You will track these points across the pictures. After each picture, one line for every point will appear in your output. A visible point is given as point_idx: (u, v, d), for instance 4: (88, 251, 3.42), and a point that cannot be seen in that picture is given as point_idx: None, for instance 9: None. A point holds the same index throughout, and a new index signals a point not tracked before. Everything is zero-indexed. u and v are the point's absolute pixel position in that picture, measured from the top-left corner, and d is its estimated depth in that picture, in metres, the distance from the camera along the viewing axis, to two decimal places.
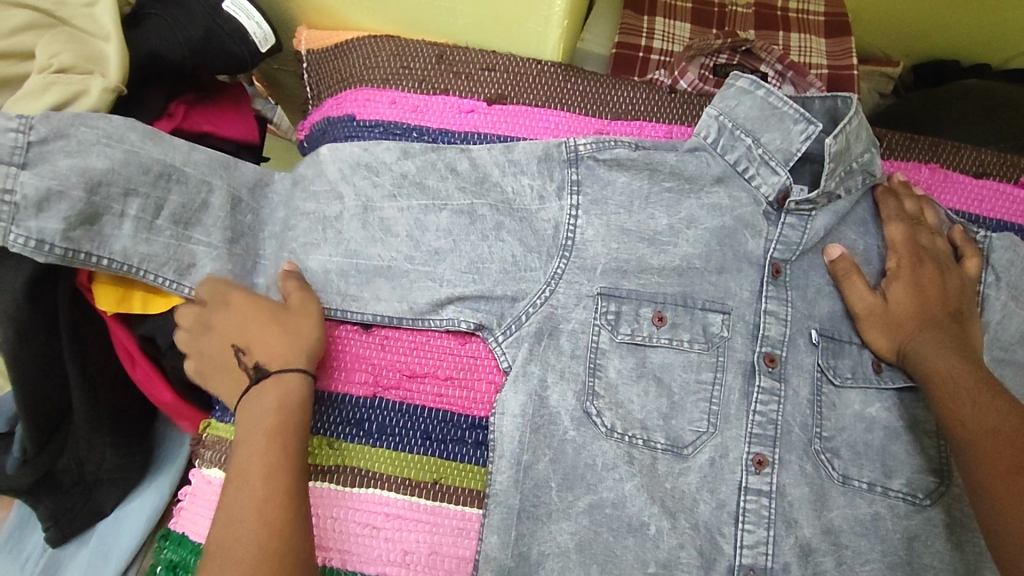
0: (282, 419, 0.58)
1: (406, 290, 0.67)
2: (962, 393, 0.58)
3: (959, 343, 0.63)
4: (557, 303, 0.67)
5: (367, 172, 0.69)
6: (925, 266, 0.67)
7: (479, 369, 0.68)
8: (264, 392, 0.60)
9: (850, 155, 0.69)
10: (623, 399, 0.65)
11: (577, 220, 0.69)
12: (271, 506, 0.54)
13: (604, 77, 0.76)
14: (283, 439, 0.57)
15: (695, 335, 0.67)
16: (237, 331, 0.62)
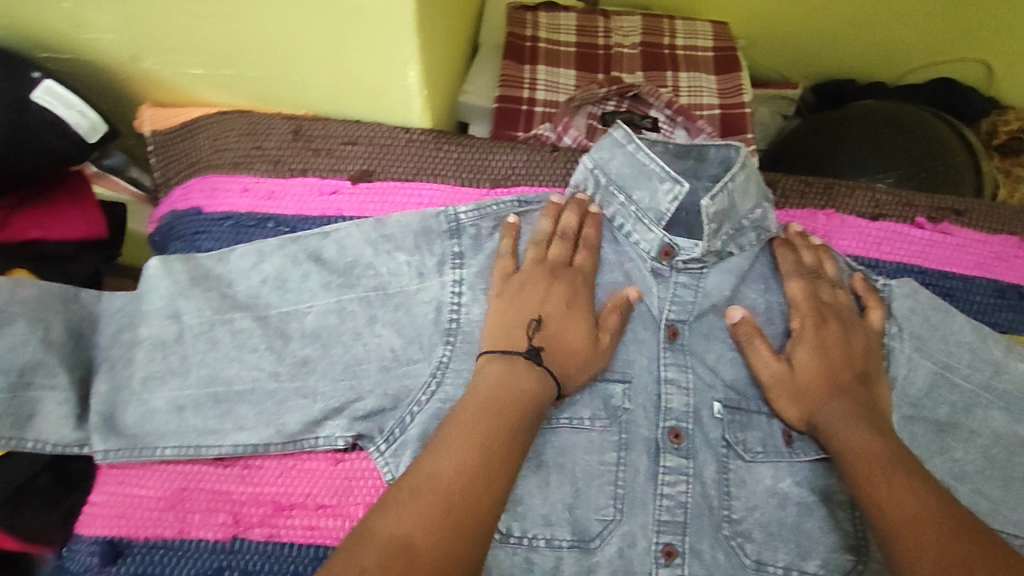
0: (501, 423, 0.51)
1: (275, 414, 0.59)
2: (875, 472, 0.53)
3: (870, 414, 0.59)
4: (445, 396, 0.61)
5: (216, 284, 0.61)
6: (829, 326, 0.63)
7: (355, 492, 0.59)
8: (498, 371, 0.55)
9: (740, 212, 0.65)
10: (520, 496, 0.60)
11: (460, 298, 0.64)
12: (455, 495, 0.45)
13: (480, 141, 0.69)
14: (485, 461, 0.48)
15: (596, 412, 0.62)
16: (537, 304, 0.60)
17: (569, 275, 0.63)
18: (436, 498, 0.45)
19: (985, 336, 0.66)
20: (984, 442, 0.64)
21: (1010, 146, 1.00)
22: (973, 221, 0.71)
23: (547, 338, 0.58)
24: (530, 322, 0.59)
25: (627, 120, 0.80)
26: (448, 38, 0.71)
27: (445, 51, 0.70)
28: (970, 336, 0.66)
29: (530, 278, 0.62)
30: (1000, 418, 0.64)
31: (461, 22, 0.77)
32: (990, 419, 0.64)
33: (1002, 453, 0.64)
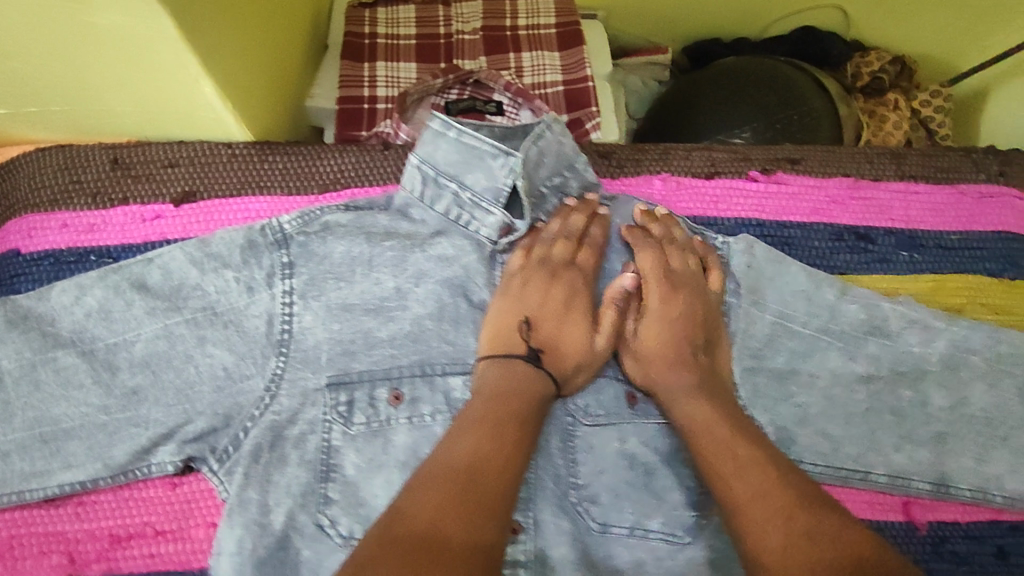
0: (510, 410, 0.54)
1: (105, 446, 0.59)
2: (727, 448, 0.53)
3: (712, 387, 0.60)
4: (280, 409, 0.61)
5: (39, 326, 0.60)
6: (677, 295, 0.64)
7: (193, 516, 0.60)
8: (494, 371, 0.58)
9: (537, 180, 0.65)
10: (365, 498, 0.61)
11: (292, 308, 0.63)
12: (475, 470, 0.48)
13: (306, 148, 0.69)
14: (502, 442, 0.51)
15: (437, 405, 0.63)
16: (537, 305, 0.61)
17: (569, 276, 0.63)
18: (463, 476, 0.48)
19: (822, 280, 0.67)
20: (825, 383, 0.65)
21: (875, 86, 1.02)
22: (809, 167, 0.71)
23: (545, 342, 0.60)
24: (523, 322, 0.61)
25: (471, 107, 0.78)
26: (262, 38, 0.67)
27: (258, 57, 0.66)
28: (805, 284, 0.66)
29: (533, 275, 0.63)
30: (840, 360, 0.66)
31: (286, 23, 0.74)
32: (828, 363, 0.65)
33: (844, 392, 0.65)
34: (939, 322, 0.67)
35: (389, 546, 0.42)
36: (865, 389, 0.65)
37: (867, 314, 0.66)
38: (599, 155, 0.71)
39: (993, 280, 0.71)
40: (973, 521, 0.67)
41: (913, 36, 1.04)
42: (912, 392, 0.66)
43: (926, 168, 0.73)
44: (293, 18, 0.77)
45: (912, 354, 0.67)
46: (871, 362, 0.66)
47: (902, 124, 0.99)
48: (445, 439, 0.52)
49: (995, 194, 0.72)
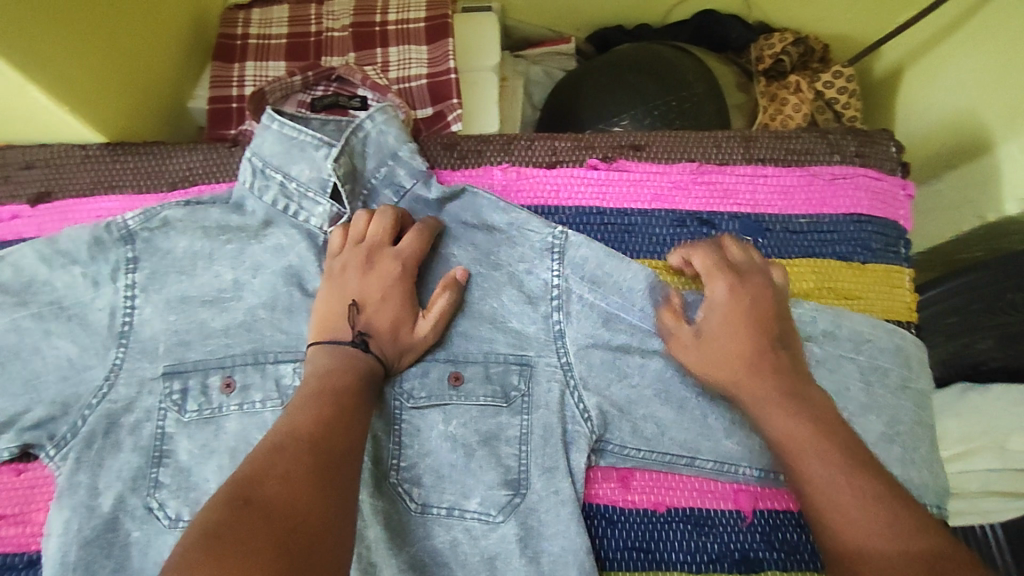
0: (346, 381, 0.56)
1: None
2: (811, 451, 0.52)
3: (805, 396, 0.56)
4: (117, 398, 0.64)
5: None
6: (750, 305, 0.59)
7: (34, 500, 0.64)
8: (321, 358, 0.58)
9: (365, 173, 0.68)
10: (196, 482, 0.64)
11: (134, 302, 0.66)
12: (324, 441, 0.50)
13: (157, 147, 0.72)
14: (347, 415, 0.53)
15: (268, 393, 0.66)
16: (356, 286, 0.62)
17: (386, 258, 0.63)
18: (314, 449, 0.49)
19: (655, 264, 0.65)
20: (660, 365, 0.64)
21: (778, 69, 0.99)
22: (651, 153, 0.71)
23: (367, 325, 0.60)
24: (349, 306, 0.61)
25: (333, 103, 0.78)
26: (110, 37, 0.69)
27: (106, 53, 0.69)
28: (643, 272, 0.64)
29: (351, 259, 0.63)
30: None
31: (149, 17, 0.76)
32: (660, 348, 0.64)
33: (675, 376, 0.63)
34: None
35: (256, 525, 0.43)
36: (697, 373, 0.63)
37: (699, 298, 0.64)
38: (443, 146, 0.72)
39: (841, 263, 0.68)
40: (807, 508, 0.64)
41: (819, 13, 1.01)
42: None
43: (775, 150, 0.71)
44: (162, 12, 0.78)
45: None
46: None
47: (801, 108, 0.97)
48: (286, 414, 0.53)
49: (847, 174, 0.70)
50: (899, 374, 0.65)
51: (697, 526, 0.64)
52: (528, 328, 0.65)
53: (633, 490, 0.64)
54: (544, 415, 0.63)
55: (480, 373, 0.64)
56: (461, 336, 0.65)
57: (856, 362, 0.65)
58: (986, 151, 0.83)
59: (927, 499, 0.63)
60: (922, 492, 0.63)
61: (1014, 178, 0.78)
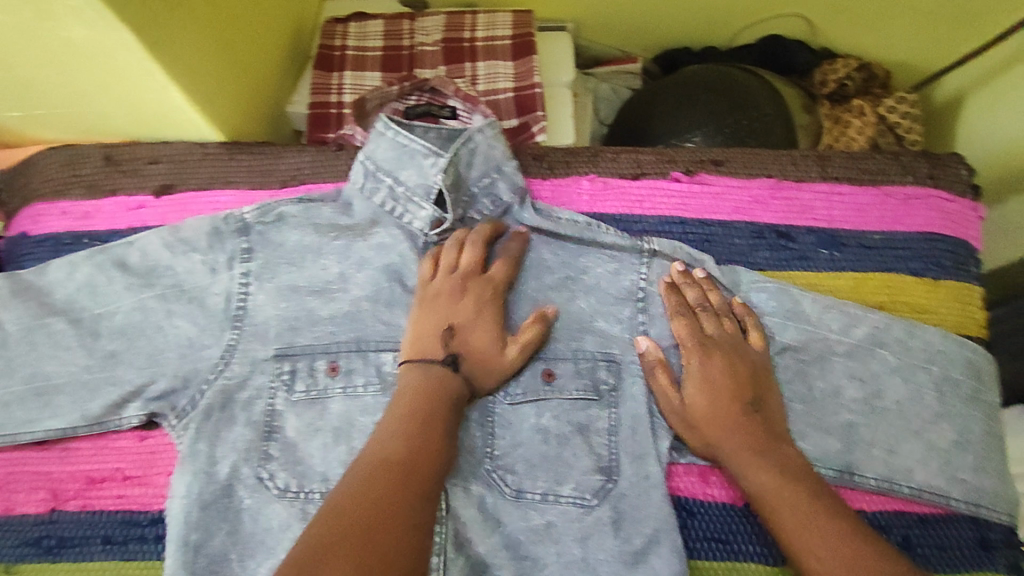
0: (432, 405, 0.58)
1: (84, 400, 0.68)
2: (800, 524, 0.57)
3: (773, 452, 0.62)
4: (231, 375, 0.68)
5: (38, 296, 0.70)
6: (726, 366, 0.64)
7: (157, 464, 0.70)
8: (405, 375, 0.61)
9: (467, 181, 0.72)
10: (302, 456, 0.67)
11: (248, 288, 0.71)
12: (411, 461, 0.53)
13: (268, 147, 0.78)
14: (431, 437, 0.55)
15: (369, 377, 0.69)
16: (450, 312, 0.64)
17: (477, 283, 0.67)
18: (406, 470, 0.52)
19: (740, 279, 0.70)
20: None
21: (842, 92, 1.03)
22: (731, 168, 0.75)
23: (461, 345, 0.64)
24: (444, 330, 0.63)
25: (427, 112, 0.84)
26: (232, 44, 0.76)
27: (227, 59, 0.75)
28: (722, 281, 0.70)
29: (445, 286, 0.66)
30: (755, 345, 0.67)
31: (258, 27, 0.82)
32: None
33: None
34: (856, 310, 0.68)
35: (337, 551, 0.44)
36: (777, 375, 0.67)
37: (776, 301, 0.68)
38: (533, 156, 0.78)
39: (914, 278, 0.71)
40: (882, 510, 0.66)
41: (880, 42, 1.05)
42: (823, 381, 0.67)
43: (851, 169, 0.75)
44: (272, 25, 0.85)
45: (826, 339, 0.67)
46: (783, 350, 0.67)
47: (865, 129, 1.00)
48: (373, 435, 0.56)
49: (920, 196, 0.74)
50: (970, 386, 0.68)
51: None
52: (613, 328, 0.70)
53: (712, 485, 0.66)
54: (631, 406, 0.67)
55: (570, 368, 0.68)
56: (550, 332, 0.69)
57: (928, 372, 0.68)
58: None
59: (996, 507, 0.66)
60: (991, 498, 0.66)
61: None
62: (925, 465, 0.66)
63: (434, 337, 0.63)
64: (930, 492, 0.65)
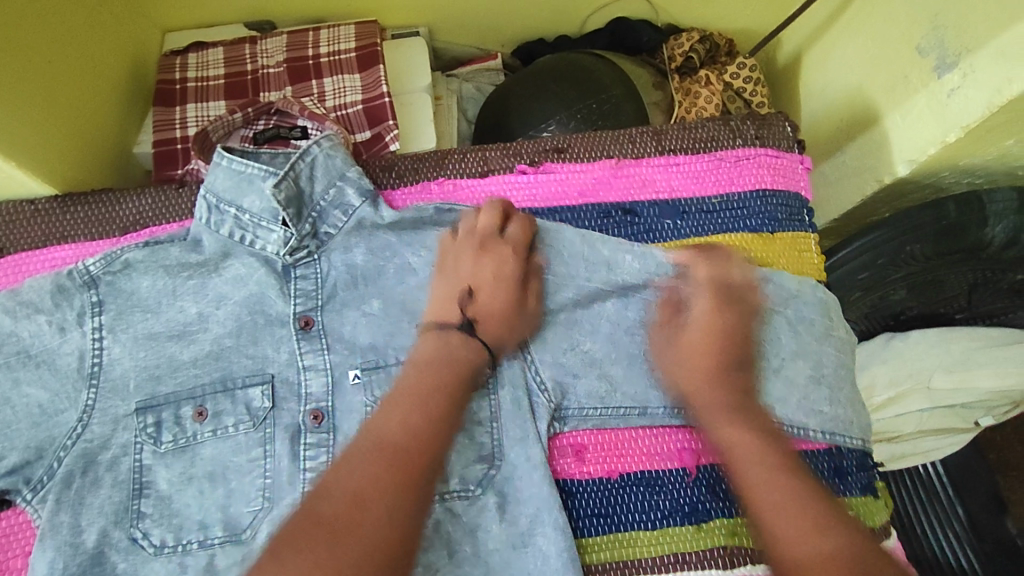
0: (433, 381, 0.61)
1: None
2: (759, 474, 0.60)
3: (751, 410, 0.65)
4: (92, 437, 0.63)
5: None
6: (731, 317, 0.69)
7: (13, 547, 0.65)
8: (423, 340, 0.65)
9: (313, 195, 0.70)
10: (177, 507, 0.63)
11: (103, 343, 0.66)
12: (400, 445, 0.56)
13: (106, 194, 0.74)
14: (427, 417, 0.59)
15: (239, 416, 0.66)
16: (470, 274, 0.68)
17: (496, 245, 0.69)
18: (395, 453, 0.55)
19: (595, 241, 0.71)
20: (607, 329, 0.70)
21: (688, 66, 1.08)
22: (573, 154, 0.77)
23: (477, 311, 0.67)
24: (462, 294, 0.68)
25: (275, 134, 0.83)
26: (49, 91, 0.72)
27: (44, 106, 0.71)
28: (581, 247, 0.71)
29: (465, 247, 0.70)
30: (614, 305, 0.71)
31: (85, 77, 0.79)
32: (606, 308, 0.70)
33: (624, 336, 0.70)
34: (710, 267, 0.71)
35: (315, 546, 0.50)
36: (643, 331, 0.70)
37: (639, 264, 0.71)
38: (381, 167, 0.77)
39: (752, 235, 0.76)
40: None
41: (719, 13, 1.11)
42: (687, 329, 0.70)
43: (684, 140, 0.78)
44: (98, 67, 0.82)
45: (683, 293, 0.71)
46: (645, 305, 0.71)
47: (712, 99, 1.05)
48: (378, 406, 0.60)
49: (750, 155, 0.78)
50: (822, 324, 0.72)
51: (648, 488, 0.68)
52: None
53: (587, 462, 0.68)
54: (511, 390, 0.67)
55: None
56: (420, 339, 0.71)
57: (783, 316, 0.72)
58: (875, 124, 0.92)
59: (850, 433, 0.71)
60: (846, 425, 0.71)
61: (901, 145, 0.86)
62: (785, 403, 0.69)
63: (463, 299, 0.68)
64: (790, 426, 0.69)
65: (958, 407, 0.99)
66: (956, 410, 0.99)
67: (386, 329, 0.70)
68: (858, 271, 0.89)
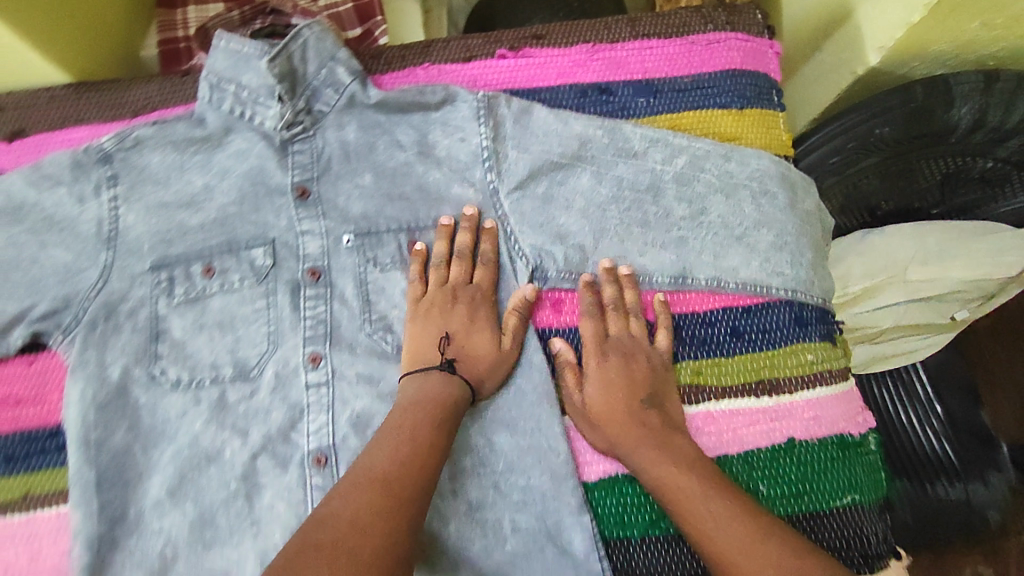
0: (426, 416, 0.62)
1: None
2: (712, 527, 0.57)
3: (670, 441, 0.65)
4: (113, 290, 0.70)
5: None
6: (629, 362, 0.70)
7: (49, 382, 0.69)
8: (411, 381, 0.66)
9: (306, 76, 0.75)
10: (191, 351, 0.70)
11: (118, 211, 0.73)
12: (394, 479, 0.56)
13: (115, 83, 0.79)
14: (415, 448, 0.59)
15: (244, 272, 0.72)
16: (445, 322, 0.69)
17: (468, 293, 0.72)
18: (385, 486, 0.55)
19: (567, 118, 0.77)
20: (579, 206, 0.75)
21: None
22: (552, 39, 0.82)
23: (457, 350, 0.68)
24: (440, 338, 0.69)
25: (270, 31, 0.85)
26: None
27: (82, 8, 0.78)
28: (553, 123, 0.76)
29: (436, 300, 0.71)
30: (589, 180, 0.75)
31: None
32: (580, 184, 0.75)
33: (597, 210, 0.75)
34: (677, 140, 0.76)
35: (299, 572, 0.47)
36: (615, 207, 0.75)
37: (609, 138, 0.76)
38: (371, 56, 0.82)
39: (722, 111, 0.80)
40: (711, 308, 0.73)
41: None
42: (656, 206, 0.75)
43: (658, 26, 0.82)
44: None
45: (651, 171, 0.75)
46: (618, 184, 0.75)
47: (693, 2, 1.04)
48: (366, 448, 0.60)
49: (721, 39, 0.82)
50: (787, 197, 0.76)
51: None
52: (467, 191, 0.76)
53: (563, 313, 0.74)
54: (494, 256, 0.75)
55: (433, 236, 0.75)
56: (407, 210, 0.76)
57: (748, 188, 0.76)
58: (849, 18, 0.93)
59: (810, 291, 0.74)
60: (809, 288, 0.74)
61: (871, 34, 0.90)
62: (748, 265, 0.73)
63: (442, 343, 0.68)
64: (751, 285, 0.73)
65: (934, 302, 1.04)
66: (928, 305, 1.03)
67: (376, 201, 0.76)
68: (829, 156, 0.96)
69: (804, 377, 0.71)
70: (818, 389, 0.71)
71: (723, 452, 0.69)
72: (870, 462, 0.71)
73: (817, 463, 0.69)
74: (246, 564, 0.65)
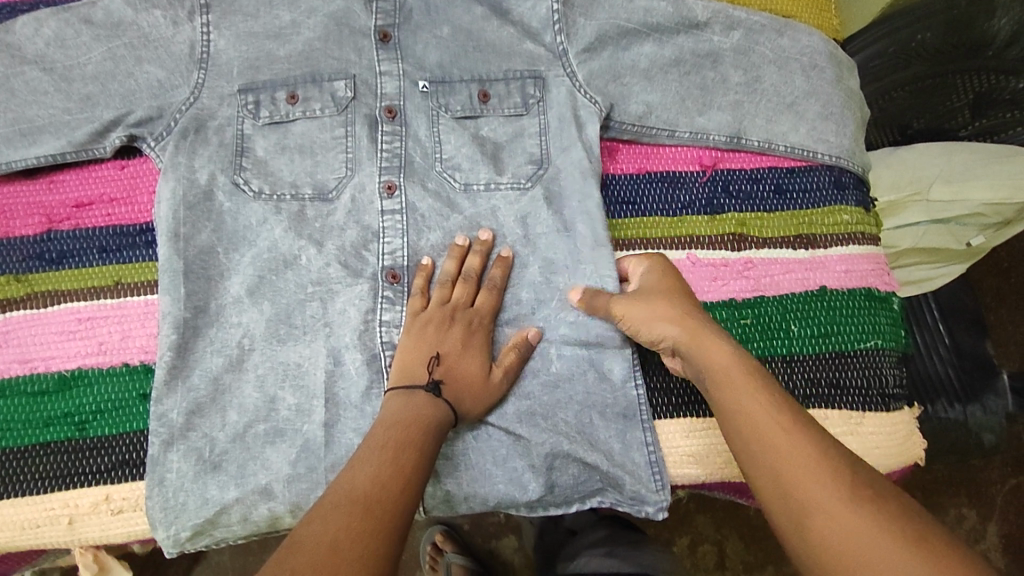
0: (407, 433, 0.60)
1: (64, 127, 0.74)
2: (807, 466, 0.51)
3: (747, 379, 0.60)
4: (202, 106, 0.75)
5: (12, 51, 0.74)
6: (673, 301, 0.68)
7: (140, 186, 0.77)
8: (403, 399, 0.65)
9: None
10: (275, 169, 0.75)
11: (209, 36, 0.75)
12: (372, 494, 0.53)
13: None
14: (395, 462, 0.56)
15: (325, 103, 0.77)
16: (436, 343, 0.69)
17: (466, 316, 0.72)
18: (364, 503, 0.52)
19: None
20: (645, 67, 0.79)
21: None
22: None
23: (445, 372, 0.68)
24: (430, 358, 0.68)
25: None
26: None
27: None
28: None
29: (434, 319, 0.71)
30: (653, 48, 0.79)
31: None
32: (644, 50, 0.79)
33: (660, 72, 0.79)
34: (738, 15, 0.80)
35: None
36: (676, 70, 0.79)
37: (675, 8, 0.78)
38: None
39: None
40: (758, 167, 0.82)
41: None
42: (714, 72, 0.79)
43: None
44: None
45: (710, 40, 0.79)
46: (679, 49, 0.79)
47: None
48: (346, 467, 0.57)
49: None
50: (833, 72, 0.81)
51: (671, 185, 0.81)
52: (540, 48, 0.78)
53: (622, 163, 0.82)
54: (560, 106, 0.78)
55: (503, 88, 0.78)
56: (482, 61, 0.79)
57: (799, 63, 0.80)
58: None
59: (852, 159, 0.81)
60: (848, 160, 0.81)
61: None
62: (796, 133, 0.80)
63: (434, 364, 0.68)
64: (801, 148, 0.80)
65: (953, 226, 1.00)
66: (949, 227, 0.99)
67: (453, 51, 0.79)
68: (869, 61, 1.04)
69: (837, 235, 0.81)
70: (850, 247, 0.81)
71: (760, 294, 0.78)
72: (892, 315, 0.80)
73: (843, 308, 0.78)
74: (317, 360, 0.71)
